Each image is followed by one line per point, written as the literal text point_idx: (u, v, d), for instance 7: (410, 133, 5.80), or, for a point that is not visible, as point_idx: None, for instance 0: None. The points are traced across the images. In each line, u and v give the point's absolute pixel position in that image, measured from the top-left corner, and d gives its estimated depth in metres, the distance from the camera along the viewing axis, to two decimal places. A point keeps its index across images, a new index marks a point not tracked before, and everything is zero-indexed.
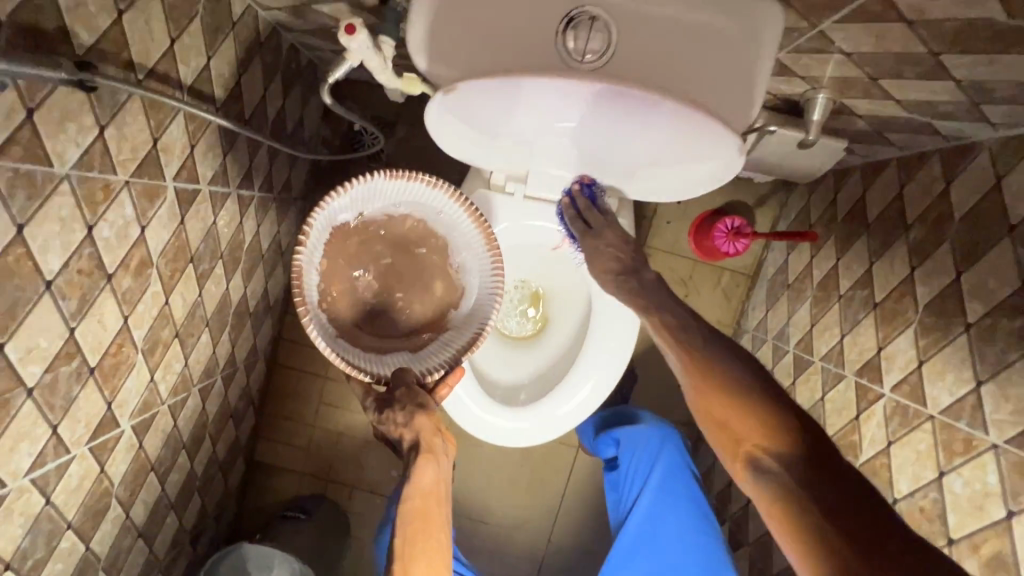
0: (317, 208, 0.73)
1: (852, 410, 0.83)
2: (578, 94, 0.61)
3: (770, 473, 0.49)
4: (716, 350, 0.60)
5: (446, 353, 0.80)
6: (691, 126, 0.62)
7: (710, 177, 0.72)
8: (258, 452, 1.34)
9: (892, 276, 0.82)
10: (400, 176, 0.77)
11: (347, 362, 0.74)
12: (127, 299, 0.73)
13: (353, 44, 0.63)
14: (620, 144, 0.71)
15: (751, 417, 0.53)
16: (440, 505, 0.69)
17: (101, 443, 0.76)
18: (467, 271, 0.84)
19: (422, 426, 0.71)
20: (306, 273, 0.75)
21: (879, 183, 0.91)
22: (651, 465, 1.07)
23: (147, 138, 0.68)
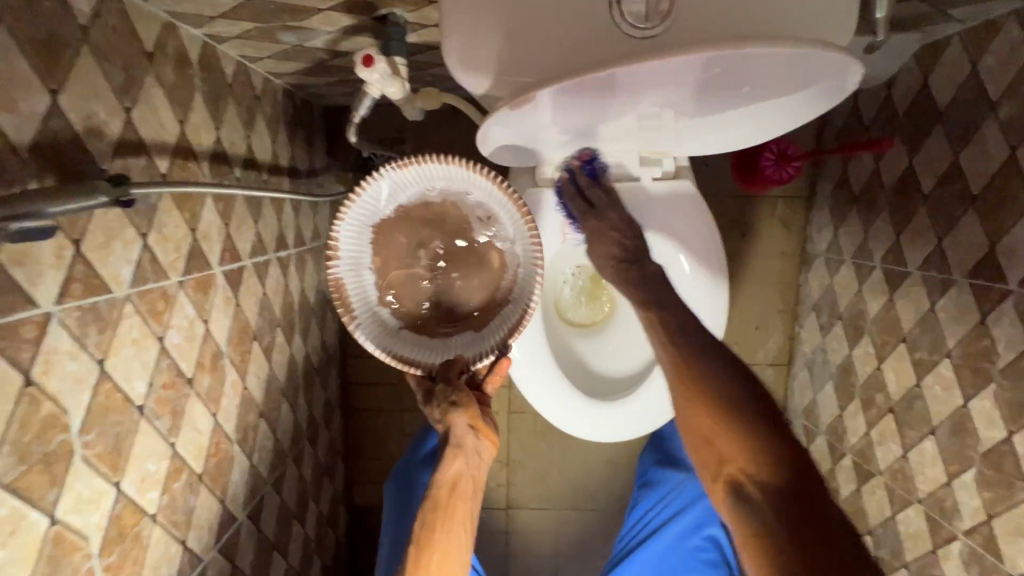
0: (336, 218, 0.66)
1: (974, 314, 0.77)
2: (632, 83, 0.53)
3: (753, 502, 0.48)
4: (704, 355, 0.55)
5: (501, 333, 0.71)
6: (771, 77, 0.53)
7: (806, 112, 0.61)
8: (357, 498, 1.34)
9: (987, 162, 0.75)
10: (414, 162, 0.66)
11: (398, 358, 0.69)
12: (211, 396, 0.71)
13: (374, 75, 0.58)
14: (689, 109, 0.62)
15: (736, 439, 0.50)
16: (466, 498, 0.69)
17: (226, 541, 0.75)
18: (510, 240, 0.71)
19: (456, 422, 0.68)
20: (350, 278, 0.68)
21: (942, 65, 0.83)
22: (675, 512, 0.94)
23: (186, 231, 0.65)
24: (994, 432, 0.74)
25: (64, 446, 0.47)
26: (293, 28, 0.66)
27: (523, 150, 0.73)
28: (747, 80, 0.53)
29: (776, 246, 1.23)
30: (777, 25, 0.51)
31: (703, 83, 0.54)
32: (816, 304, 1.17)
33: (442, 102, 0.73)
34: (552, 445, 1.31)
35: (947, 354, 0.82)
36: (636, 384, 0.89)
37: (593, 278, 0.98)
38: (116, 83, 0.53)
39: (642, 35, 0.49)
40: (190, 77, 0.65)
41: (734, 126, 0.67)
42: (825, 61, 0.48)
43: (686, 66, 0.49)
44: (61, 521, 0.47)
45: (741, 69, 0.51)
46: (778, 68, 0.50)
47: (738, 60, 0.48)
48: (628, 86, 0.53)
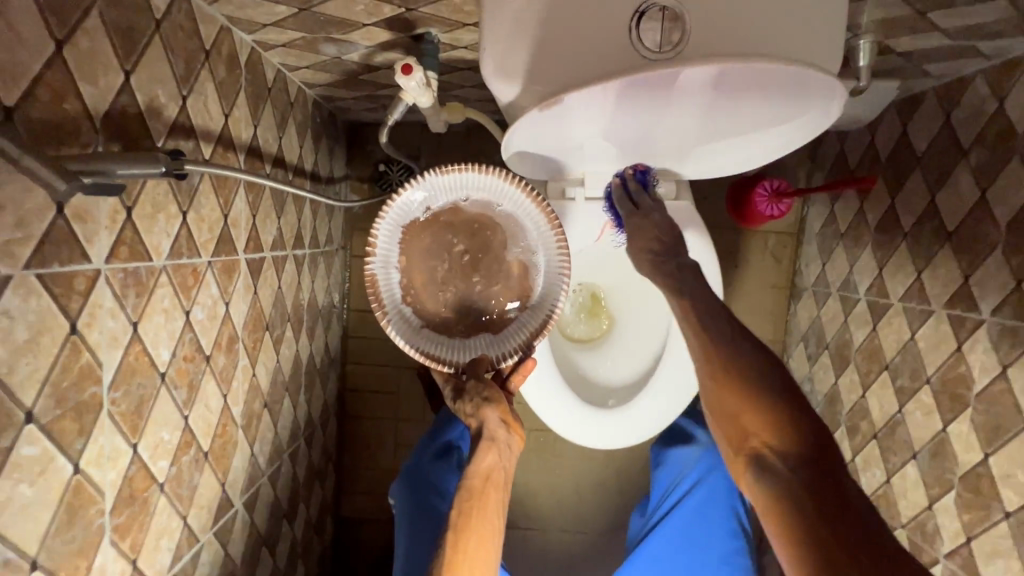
0: (375, 225, 0.71)
1: (951, 342, 0.82)
2: (642, 90, 0.58)
3: (773, 472, 0.50)
4: (736, 343, 0.59)
5: (523, 335, 0.75)
6: (770, 90, 0.57)
7: (803, 132, 0.66)
8: (344, 507, 1.33)
9: (961, 202, 0.82)
10: (451, 171, 0.71)
11: (425, 354, 0.73)
12: (224, 377, 0.73)
13: (410, 83, 0.64)
14: (693, 126, 0.68)
15: (762, 416, 0.54)
16: (498, 489, 0.67)
17: (222, 526, 0.75)
18: (533, 249, 0.76)
19: (488, 417, 0.68)
20: (383, 275, 0.73)
21: (920, 115, 0.91)
22: (690, 486, 0.97)
23: (219, 216, 0.69)
24: (972, 454, 0.78)
25: (95, 398, 0.49)
26: (336, 40, 0.73)
27: (540, 163, 0.79)
28: (744, 97, 0.59)
29: (767, 278, 1.29)
30: (793, 41, 0.52)
31: (706, 98, 0.60)
32: (804, 335, 1.21)
33: (465, 117, 0.80)
34: (544, 463, 1.31)
35: (927, 381, 0.86)
36: (635, 393, 0.92)
37: (591, 296, 1.02)
38: (177, 72, 0.58)
39: (656, 57, 0.52)
40: (237, 76, 0.71)
41: (734, 147, 0.72)
42: (814, 81, 0.54)
43: (690, 75, 0.54)
44: (83, 471, 0.49)
45: (742, 80, 0.56)
46: (772, 83, 0.56)
47: (737, 72, 0.54)
48: (639, 95, 0.59)
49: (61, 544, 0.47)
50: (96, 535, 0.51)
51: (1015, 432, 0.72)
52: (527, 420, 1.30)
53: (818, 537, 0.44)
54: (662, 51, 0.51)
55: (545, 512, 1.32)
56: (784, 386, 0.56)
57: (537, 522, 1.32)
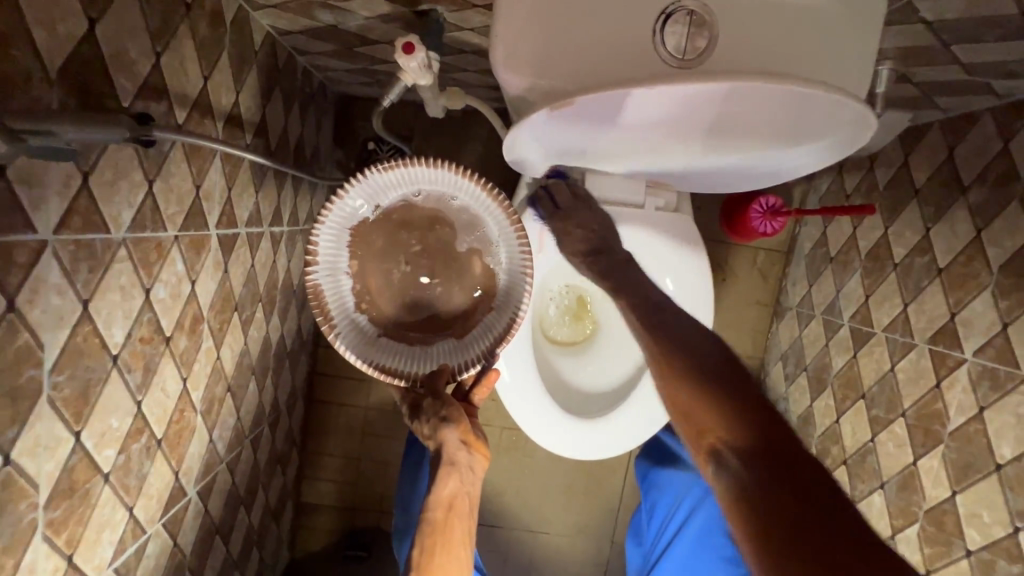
0: (319, 220, 0.66)
1: (930, 378, 0.83)
2: (655, 103, 0.54)
3: (730, 469, 0.48)
4: (690, 345, 0.60)
5: (487, 341, 0.72)
6: (789, 114, 0.55)
7: (816, 156, 0.64)
8: (305, 494, 1.29)
9: (954, 240, 0.82)
10: (397, 166, 0.67)
11: (381, 369, 0.70)
12: (185, 360, 0.68)
13: (412, 64, 0.59)
14: (709, 144, 0.65)
15: (713, 405, 0.52)
16: (461, 520, 0.68)
17: (172, 516, 0.71)
18: (495, 245, 0.72)
19: (448, 439, 0.68)
20: (329, 283, 0.69)
21: (923, 147, 0.91)
22: (688, 512, 1.02)
23: (191, 187, 0.63)
24: (940, 491, 0.79)
25: (32, 382, 0.44)
26: (333, 8, 0.67)
27: (535, 167, 0.75)
28: (770, 119, 0.56)
29: (753, 294, 1.29)
30: (826, 61, 0.49)
31: (725, 117, 0.57)
32: (783, 354, 1.22)
33: (466, 104, 0.75)
34: (513, 462, 1.30)
35: (902, 414, 0.87)
36: (624, 398, 0.91)
37: (578, 299, 1.00)
38: (152, 26, 0.52)
39: (679, 64, 0.48)
40: (221, 36, 0.65)
41: (755, 166, 0.70)
42: (842, 109, 0.51)
43: (709, 92, 0.51)
44: (15, 463, 0.44)
45: (761, 102, 0.52)
46: (800, 109, 0.53)
47: (762, 96, 0.51)
48: (660, 107, 0.56)
49: None
50: (27, 531, 0.46)
51: (984, 473, 0.73)
52: (500, 418, 1.28)
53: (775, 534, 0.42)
54: (687, 58, 0.48)
55: (511, 511, 1.31)
56: (728, 376, 0.55)
57: (502, 520, 1.31)
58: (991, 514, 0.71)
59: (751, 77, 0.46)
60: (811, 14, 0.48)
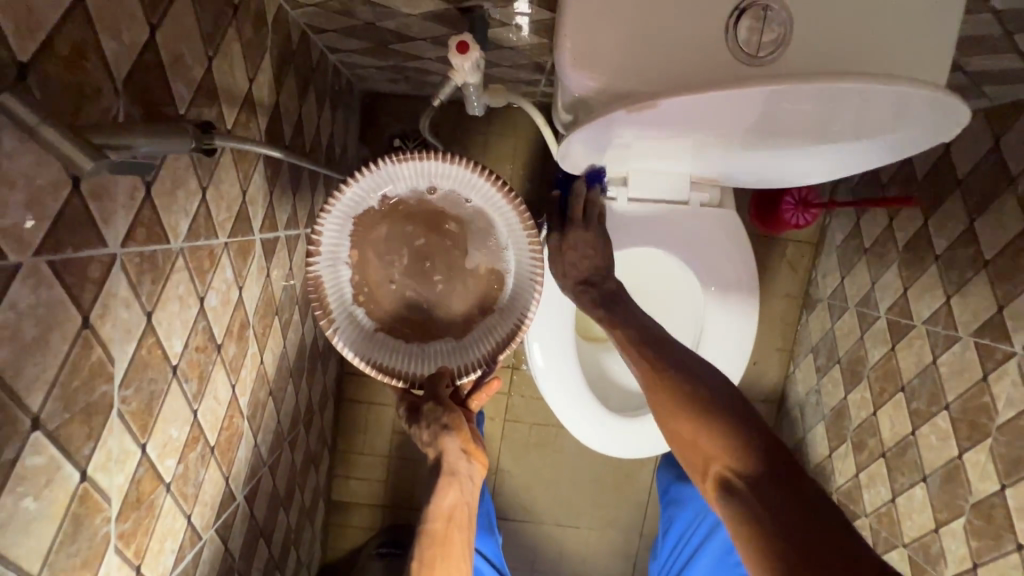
0: (323, 211, 0.66)
1: (976, 371, 0.82)
2: (725, 106, 0.52)
3: (737, 493, 0.53)
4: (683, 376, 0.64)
5: (487, 346, 0.72)
6: (859, 116, 0.53)
7: (874, 151, 0.63)
8: (335, 491, 1.30)
9: (1002, 231, 0.81)
10: (411, 159, 0.66)
11: (378, 369, 0.70)
12: (234, 365, 0.68)
13: (465, 64, 0.57)
14: (767, 145, 0.63)
15: (714, 436, 0.58)
16: (460, 527, 0.73)
17: (223, 521, 0.71)
18: (503, 245, 0.71)
19: (449, 447, 0.72)
20: (329, 274, 0.69)
21: (966, 137, 0.89)
22: (708, 530, 1.03)
23: (238, 192, 0.62)
24: (988, 484, 0.78)
25: (105, 397, 0.44)
26: (376, 5, 0.66)
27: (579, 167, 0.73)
28: (840, 121, 0.55)
29: (782, 286, 1.27)
30: (901, 55, 0.48)
31: (792, 121, 0.55)
32: (814, 346, 1.21)
33: (508, 102, 0.74)
34: (542, 458, 1.30)
35: (946, 407, 0.86)
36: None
37: None
38: (205, 31, 0.51)
39: (752, 62, 0.47)
40: (264, 37, 0.64)
41: (810, 164, 0.68)
42: (924, 103, 0.50)
43: (786, 95, 0.49)
44: (90, 478, 0.44)
45: (833, 104, 0.51)
46: (874, 109, 0.52)
47: (843, 98, 0.50)
48: (729, 111, 0.54)
49: (65, 558, 0.42)
50: (102, 544, 0.46)
51: None
52: (530, 414, 1.28)
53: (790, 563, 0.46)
54: (762, 56, 0.47)
55: (542, 506, 1.32)
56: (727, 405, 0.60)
57: (531, 515, 1.32)
58: None
59: (828, 77, 0.46)
60: (884, 8, 0.47)
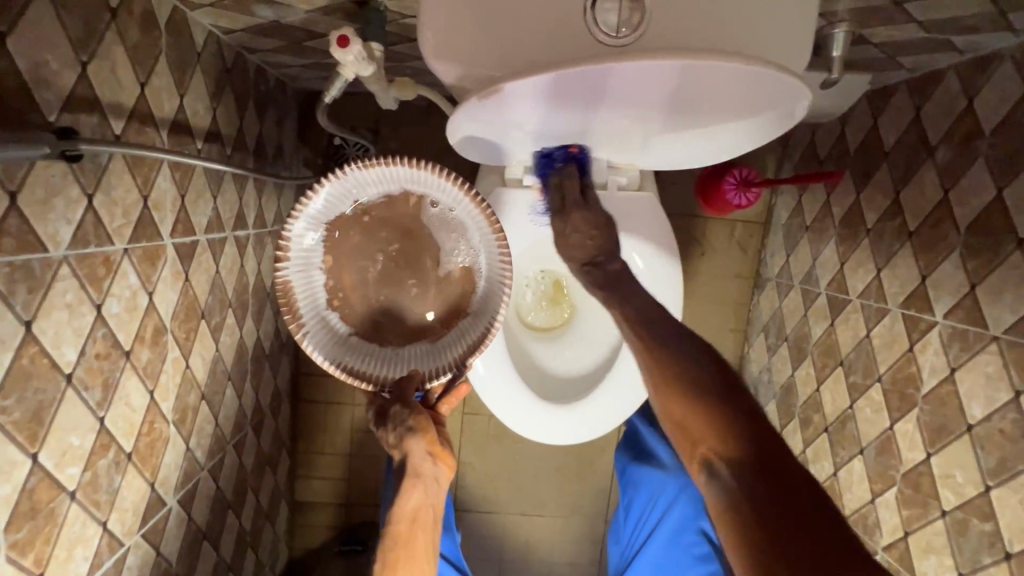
0: (291, 217, 0.70)
1: (904, 342, 0.83)
2: (590, 86, 0.53)
3: (723, 480, 0.47)
4: (688, 354, 0.53)
5: (461, 348, 0.77)
6: (726, 95, 0.54)
7: (754, 137, 0.64)
8: (298, 492, 1.30)
9: (924, 202, 0.81)
10: (379, 164, 0.71)
11: (348, 373, 0.74)
12: (150, 372, 0.68)
13: (348, 57, 0.57)
14: (657, 123, 0.64)
15: (713, 421, 0.49)
16: (423, 528, 0.75)
17: (151, 526, 0.71)
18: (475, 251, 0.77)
19: (413, 449, 0.71)
20: (299, 282, 0.73)
21: (891, 109, 0.89)
22: (663, 512, 1.04)
23: (137, 198, 0.62)
24: (915, 453, 0.79)
25: None
26: (272, 3, 0.65)
27: (484, 151, 0.73)
28: (712, 100, 0.55)
29: (733, 267, 1.27)
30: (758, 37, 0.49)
31: (662, 98, 0.56)
32: (765, 326, 1.21)
33: (418, 93, 0.73)
34: (503, 448, 1.31)
35: (879, 378, 0.87)
36: (600, 380, 0.90)
37: (554, 284, 1.00)
38: (74, 35, 0.51)
39: (614, 43, 0.48)
40: (156, 40, 0.63)
41: (689, 145, 0.70)
42: (782, 88, 0.51)
43: (643, 74, 0.50)
44: None
45: (695, 83, 0.52)
46: (738, 90, 0.52)
47: (705, 78, 0.50)
48: (597, 91, 0.54)
49: None
50: None
51: (957, 434, 0.73)
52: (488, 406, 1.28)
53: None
54: (620, 36, 0.47)
55: (506, 497, 1.33)
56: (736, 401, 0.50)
57: (495, 505, 1.33)
58: (963, 474, 0.72)
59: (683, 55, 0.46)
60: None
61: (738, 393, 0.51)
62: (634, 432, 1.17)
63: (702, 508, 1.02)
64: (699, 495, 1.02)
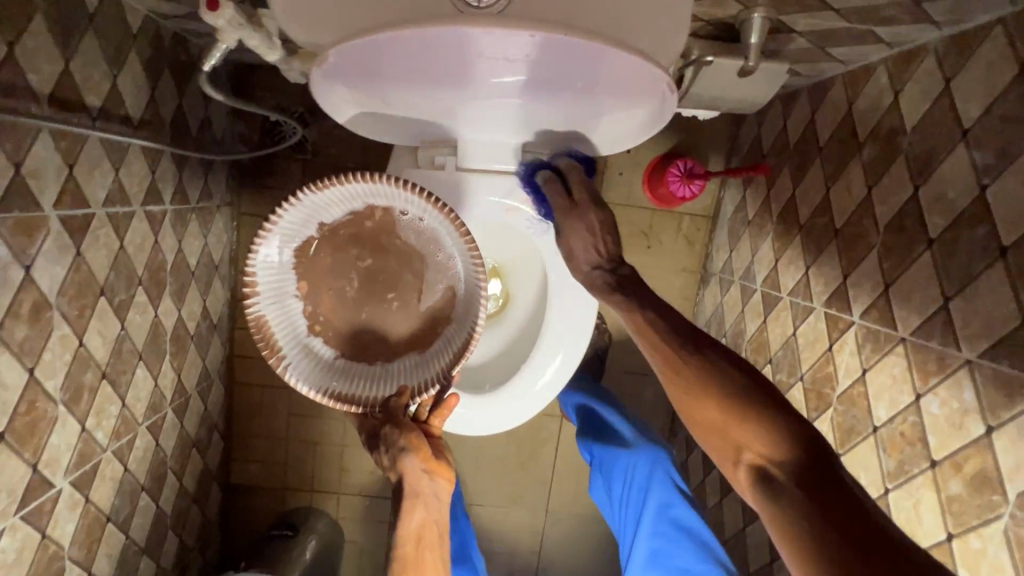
0: (252, 250, 0.68)
1: (824, 341, 0.81)
2: (462, 50, 0.55)
3: (774, 489, 0.46)
4: (720, 361, 0.55)
5: (444, 358, 0.75)
6: (596, 71, 0.57)
7: (634, 124, 0.68)
8: (233, 476, 1.29)
9: (850, 199, 0.79)
10: (334, 184, 0.69)
11: (333, 398, 0.72)
12: (28, 350, 0.65)
13: (221, 21, 0.56)
14: (542, 103, 0.66)
15: (753, 431, 0.50)
16: (432, 547, 0.73)
17: (34, 508, 0.69)
18: (454, 258, 0.76)
19: (408, 468, 0.70)
20: (274, 314, 0.72)
21: (826, 104, 0.87)
22: (644, 491, 1.00)
23: (7, 165, 0.58)
24: None
25: None
26: None
27: (381, 126, 0.73)
28: (584, 74, 0.58)
29: (680, 261, 1.26)
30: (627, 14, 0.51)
31: (535, 71, 0.58)
32: (708, 320, 1.20)
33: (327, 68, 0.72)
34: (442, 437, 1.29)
35: (801, 377, 0.86)
36: (526, 356, 0.88)
37: (490, 271, 0.97)
38: None
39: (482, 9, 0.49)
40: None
41: (568, 131, 0.73)
42: (642, 66, 0.54)
43: (509, 39, 0.52)
44: None
45: (563, 55, 0.54)
46: (605, 65, 0.55)
47: (569, 49, 0.53)
48: (472, 58, 0.56)
49: None
50: None
51: (864, 435, 0.72)
52: None
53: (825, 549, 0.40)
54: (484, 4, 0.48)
55: None
56: (763, 388, 0.53)
57: None
58: (867, 475, 0.71)
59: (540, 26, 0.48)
60: None
61: (784, 401, 0.52)
62: (586, 410, 1.14)
63: (675, 479, 1.02)
64: (669, 464, 1.03)
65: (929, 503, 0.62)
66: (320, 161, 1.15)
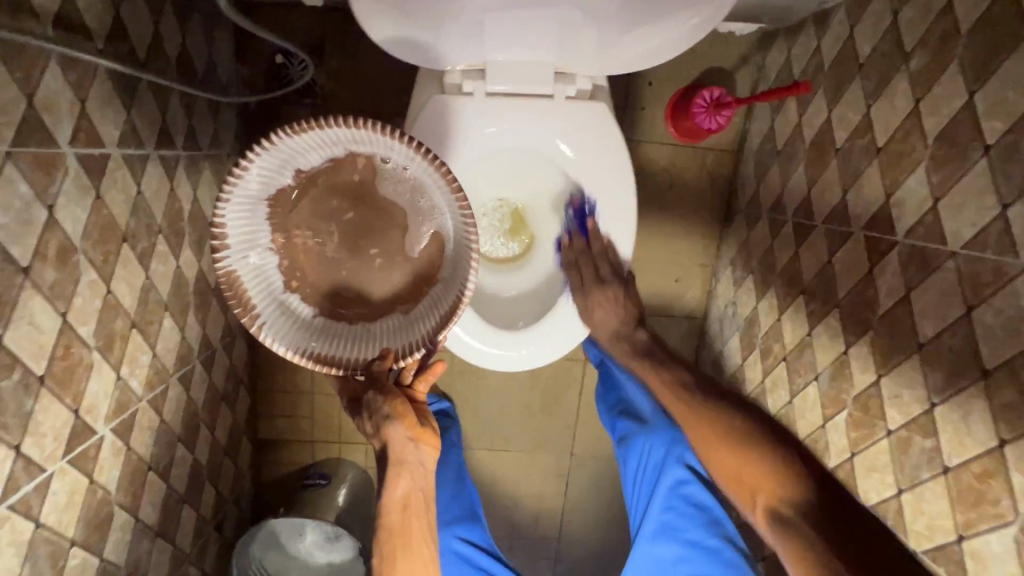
0: (221, 197, 0.64)
1: (864, 265, 0.80)
2: None
3: (782, 516, 0.64)
4: (736, 423, 0.74)
5: (433, 320, 0.71)
6: None
7: (675, 31, 0.67)
8: (261, 430, 1.30)
9: (894, 115, 0.76)
10: (312, 128, 0.65)
11: (314, 359, 0.69)
12: (58, 294, 0.63)
13: None
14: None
15: (761, 469, 0.69)
16: (417, 515, 0.78)
17: (80, 454, 0.69)
18: (441, 212, 0.72)
19: (393, 436, 0.73)
20: (245, 271, 0.68)
21: (866, 16, 0.83)
22: (659, 468, 1.03)
23: (19, 96, 0.55)
24: (866, 376, 0.78)
25: None
26: None
27: (401, 37, 0.67)
28: None
29: (702, 199, 1.23)
30: None
31: None
32: (733, 259, 1.18)
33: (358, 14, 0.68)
34: (467, 385, 1.30)
35: (837, 304, 0.85)
36: (561, 291, 0.87)
37: (513, 213, 0.96)
38: None
39: None
40: None
41: (606, 45, 0.70)
42: None
43: None
44: None
45: None
46: None
47: None
48: None
49: None
50: None
51: (907, 354, 0.71)
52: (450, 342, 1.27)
53: (831, 547, 0.58)
54: None
55: (472, 433, 1.33)
56: (786, 446, 0.71)
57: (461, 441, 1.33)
58: (910, 393, 0.71)
59: None
60: None
61: (782, 440, 0.72)
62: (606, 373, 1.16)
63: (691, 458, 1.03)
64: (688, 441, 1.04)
65: (979, 414, 0.62)
66: (330, 106, 1.10)
